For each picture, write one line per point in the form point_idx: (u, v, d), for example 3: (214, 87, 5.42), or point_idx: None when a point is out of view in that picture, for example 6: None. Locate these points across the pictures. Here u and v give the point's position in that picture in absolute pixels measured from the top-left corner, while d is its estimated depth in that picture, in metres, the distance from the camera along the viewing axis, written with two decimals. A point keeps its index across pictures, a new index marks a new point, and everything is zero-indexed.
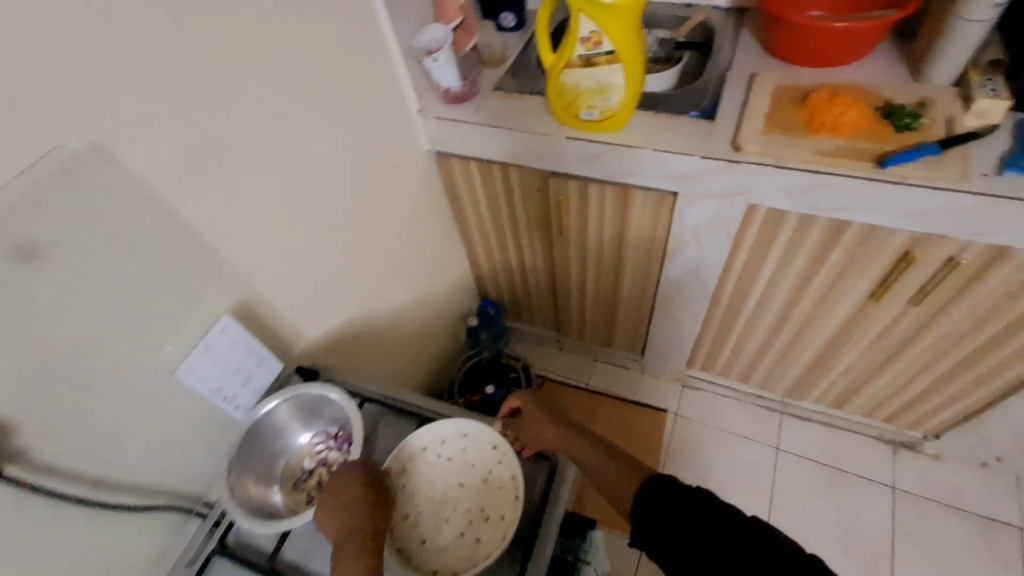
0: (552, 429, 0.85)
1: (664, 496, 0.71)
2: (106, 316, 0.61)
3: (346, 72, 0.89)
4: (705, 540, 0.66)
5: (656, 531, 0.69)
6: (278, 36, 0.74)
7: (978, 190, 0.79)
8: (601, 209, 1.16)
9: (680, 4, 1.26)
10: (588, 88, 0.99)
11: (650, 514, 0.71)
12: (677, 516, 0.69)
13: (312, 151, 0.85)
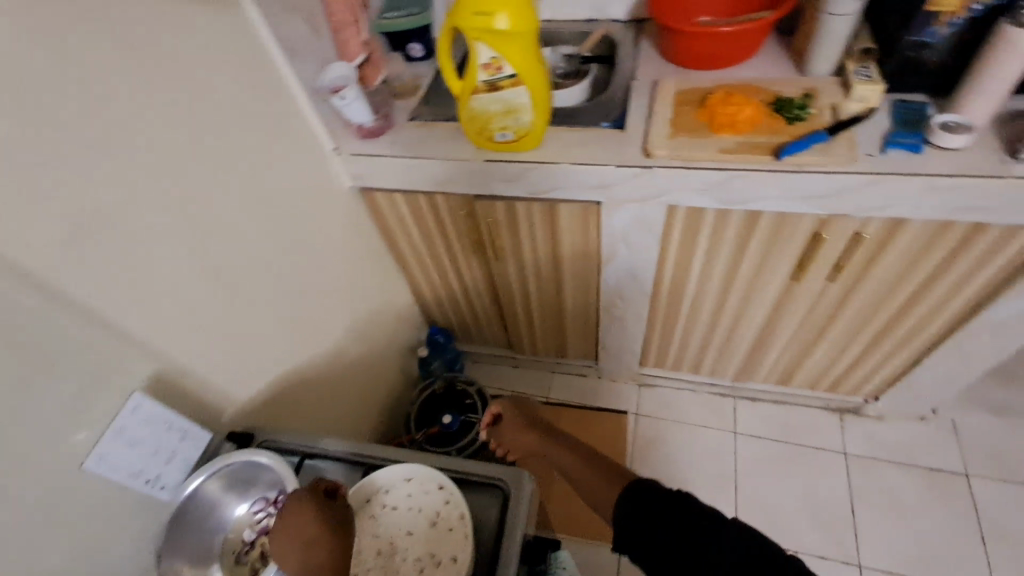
0: (530, 434, 0.92)
1: (646, 504, 0.71)
2: (41, 399, 0.65)
3: (246, 123, 0.97)
4: (687, 545, 0.66)
5: (639, 538, 0.69)
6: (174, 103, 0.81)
7: (864, 170, 0.89)
8: (524, 225, 1.26)
9: (582, 22, 1.40)
10: (496, 111, 1.00)
11: (632, 522, 0.70)
12: (662, 522, 0.68)
13: (228, 203, 0.92)
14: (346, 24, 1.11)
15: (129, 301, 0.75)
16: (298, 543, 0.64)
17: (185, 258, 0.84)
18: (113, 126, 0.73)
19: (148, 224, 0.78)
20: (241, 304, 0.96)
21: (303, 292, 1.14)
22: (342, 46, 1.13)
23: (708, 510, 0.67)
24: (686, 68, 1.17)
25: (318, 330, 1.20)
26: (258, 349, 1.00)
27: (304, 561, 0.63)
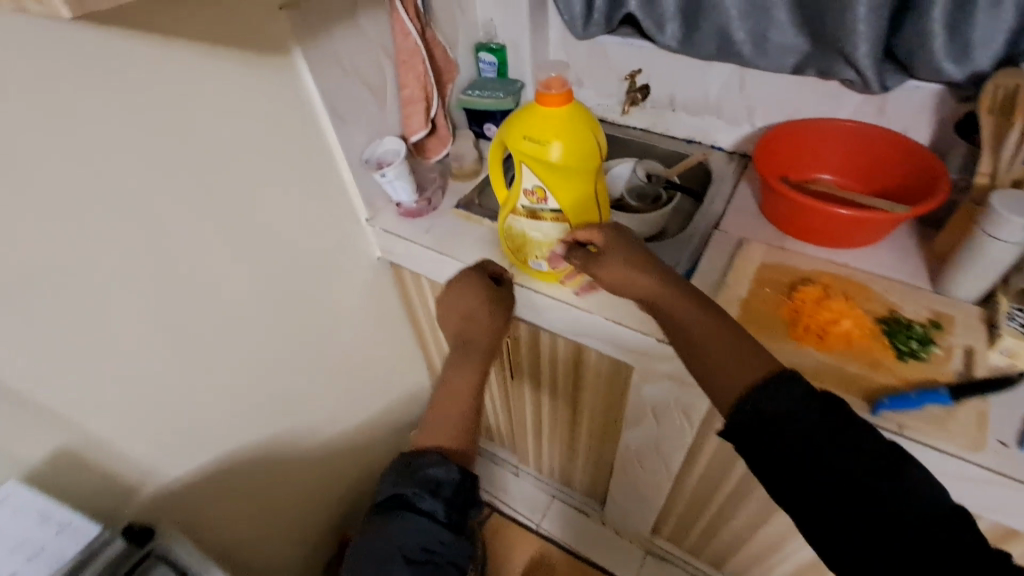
0: (636, 274, 0.74)
1: (803, 441, 0.58)
2: None
3: (268, 190, 0.89)
4: (841, 494, 0.56)
5: (789, 483, 0.59)
6: (175, 173, 0.75)
7: (988, 465, 0.65)
8: (547, 356, 1.09)
9: (681, 140, 1.25)
10: (535, 239, 0.86)
11: (754, 437, 0.61)
12: (810, 455, 0.58)
13: (217, 271, 0.85)
14: (418, 102, 1.04)
15: (46, 363, 0.67)
16: (462, 318, 0.88)
17: (140, 322, 0.76)
18: (91, 185, 0.66)
19: (103, 283, 0.70)
20: (201, 373, 0.87)
21: (287, 365, 1.05)
22: (404, 120, 1.06)
23: (892, 471, 0.55)
24: (782, 234, 0.98)
25: (295, 403, 1.09)
26: (207, 424, 0.91)
27: (465, 330, 0.89)
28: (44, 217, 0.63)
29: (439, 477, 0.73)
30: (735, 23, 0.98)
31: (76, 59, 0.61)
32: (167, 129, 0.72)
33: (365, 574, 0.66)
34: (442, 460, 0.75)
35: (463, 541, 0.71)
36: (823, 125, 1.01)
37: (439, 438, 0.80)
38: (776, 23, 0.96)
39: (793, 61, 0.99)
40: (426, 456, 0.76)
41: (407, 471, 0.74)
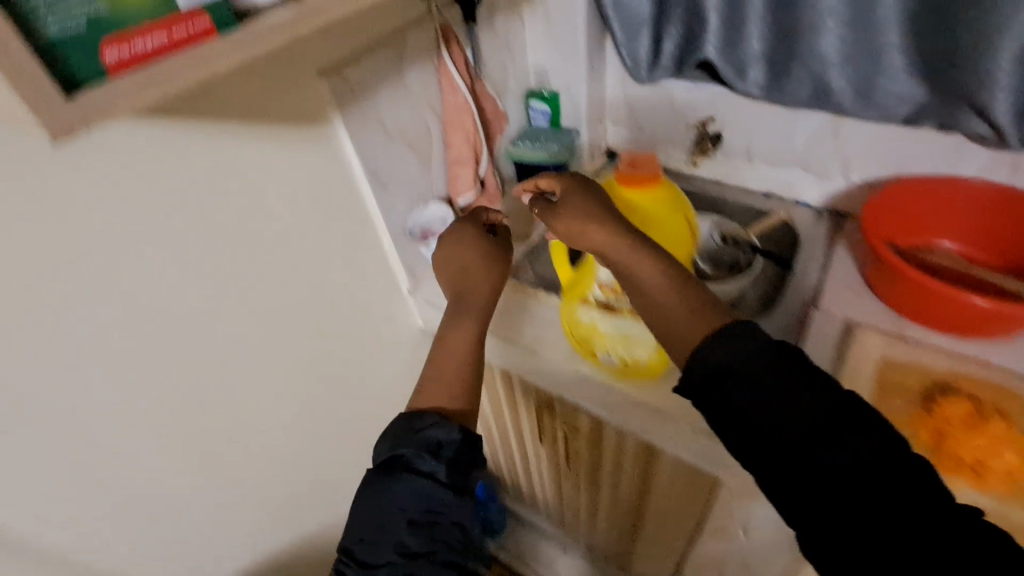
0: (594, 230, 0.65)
1: (787, 420, 0.51)
2: None
3: (301, 275, 0.79)
4: (845, 481, 0.48)
5: (781, 462, 0.51)
6: (193, 272, 0.66)
7: None
8: (611, 449, 0.95)
9: (759, 195, 1.10)
10: (607, 333, 0.73)
11: (742, 393, 0.53)
12: (807, 431, 0.50)
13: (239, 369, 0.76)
14: (466, 163, 0.92)
15: (32, 483, 0.60)
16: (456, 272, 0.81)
17: (140, 430, 0.67)
18: (94, 297, 0.59)
19: (96, 396, 0.62)
20: (216, 474, 0.79)
21: (313, 454, 0.94)
22: (450, 183, 0.94)
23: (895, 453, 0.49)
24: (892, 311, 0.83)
25: (326, 493, 1.00)
26: (223, 530, 0.83)
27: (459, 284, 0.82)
28: (25, 331, 0.55)
29: (442, 437, 0.66)
30: (833, 68, 0.83)
31: (57, 152, 0.52)
32: (177, 219, 0.63)
33: (361, 538, 0.62)
34: (443, 421, 0.68)
35: (468, 500, 0.65)
36: (939, 186, 0.87)
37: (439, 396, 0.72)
38: (886, 68, 0.80)
39: (906, 110, 0.83)
40: (426, 416, 0.68)
41: (406, 430, 0.67)
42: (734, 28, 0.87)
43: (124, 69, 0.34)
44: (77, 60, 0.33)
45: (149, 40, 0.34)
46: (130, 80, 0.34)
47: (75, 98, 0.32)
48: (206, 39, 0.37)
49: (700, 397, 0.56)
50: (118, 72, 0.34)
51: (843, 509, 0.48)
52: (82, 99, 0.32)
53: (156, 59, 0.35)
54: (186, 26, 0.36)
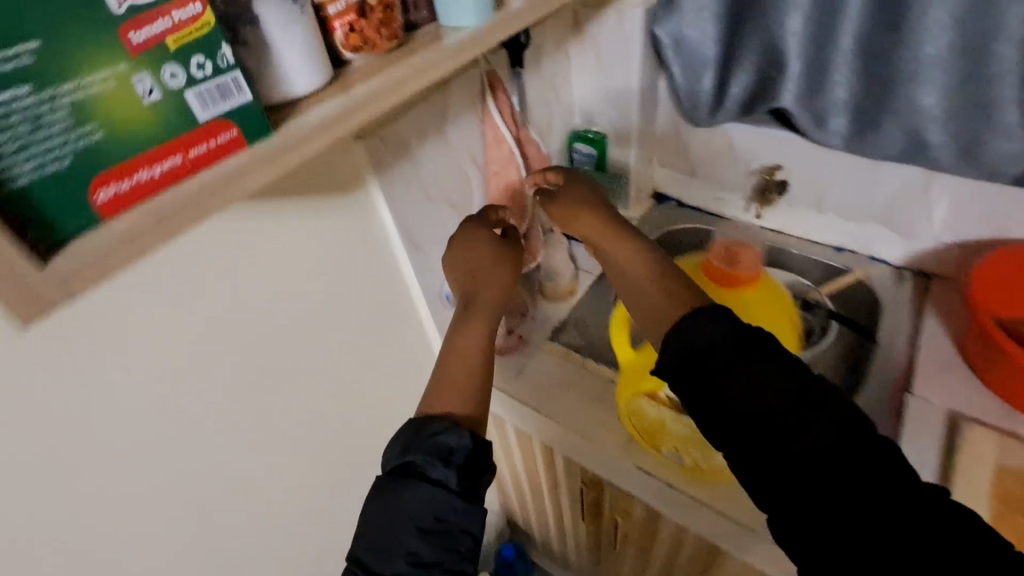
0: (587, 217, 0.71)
1: (765, 410, 0.51)
2: None
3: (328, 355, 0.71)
4: (841, 475, 0.48)
5: (773, 455, 0.51)
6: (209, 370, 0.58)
7: None
8: (666, 541, 0.85)
9: (830, 248, 1.01)
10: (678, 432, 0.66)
11: (728, 371, 0.54)
12: (790, 416, 0.51)
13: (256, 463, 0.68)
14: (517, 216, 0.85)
15: None
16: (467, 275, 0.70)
17: (145, 544, 0.60)
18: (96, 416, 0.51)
19: (96, 519, 0.54)
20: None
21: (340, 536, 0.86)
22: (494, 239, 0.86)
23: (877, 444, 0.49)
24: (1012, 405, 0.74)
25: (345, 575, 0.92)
26: None
27: (469, 288, 0.70)
28: (10, 465, 0.46)
29: (453, 443, 0.56)
30: (932, 122, 0.73)
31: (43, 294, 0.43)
32: (196, 316, 0.54)
33: (363, 553, 0.53)
34: (456, 428, 0.57)
35: (482, 508, 0.56)
36: None
37: (448, 403, 0.61)
38: (996, 125, 0.70)
39: (1017, 171, 0.72)
40: (435, 422, 0.58)
41: (413, 435, 0.57)
42: (817, 75, 0.77)
43: (128, 203, 0.28)
44: (55, 206, 0.26)
45: (158, 168, 0.28)
46: (133, 218, 0.28)
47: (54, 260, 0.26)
48: (235, 149, 0.31)
49: (681, 389, 0.56)
50: (119, 209, 0.28)
51: (827, 505, 0.47)
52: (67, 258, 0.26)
53: (166, 187, 0.29)
54: (209, 139, 0.29)
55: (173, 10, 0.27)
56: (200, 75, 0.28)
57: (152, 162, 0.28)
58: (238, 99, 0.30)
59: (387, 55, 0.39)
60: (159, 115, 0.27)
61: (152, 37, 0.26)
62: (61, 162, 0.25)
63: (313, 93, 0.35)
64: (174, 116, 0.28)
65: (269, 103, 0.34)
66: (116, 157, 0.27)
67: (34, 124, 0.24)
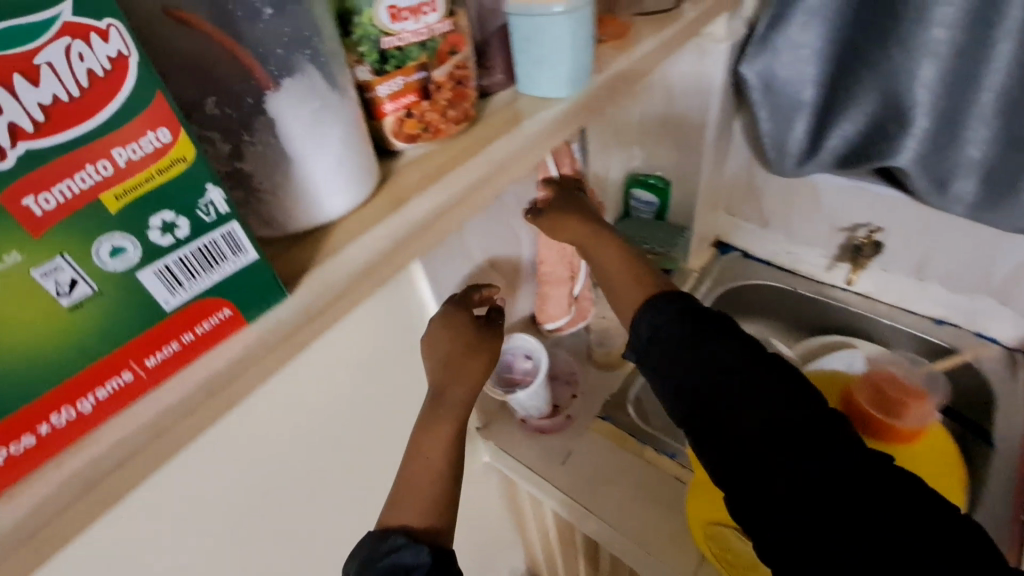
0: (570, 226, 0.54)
1: (753, 400, 0.41)
2: None
3: (354, 487, 0.52)
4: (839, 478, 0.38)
5: (761, 453, 0.40)
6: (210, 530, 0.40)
7: None
8: None
9: (929, 320, 0.87)
10: None
11: (711, 365, 0.43)
12: (780, 409, 0.40)
13: None
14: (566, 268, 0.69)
15: None
16: (433, 366, 0.47)
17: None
18: None
19: None
20: None
21: None
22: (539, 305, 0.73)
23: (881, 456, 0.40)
24: None
25: None
26: None
27: (438, 377, 0.47)
28: None
29: (405, 559, 0.38)
30: None
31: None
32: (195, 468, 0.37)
33: None
34: (412, 543, 0.39)
35: None
36: None
37: (405, 509, 0.41)
38: None
39: None
40: (388, 535, 0.40)
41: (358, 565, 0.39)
42: (946, 131, 0.65)
43: (47, 458, 0.17)
44: None
45: (89, 405, 0.18)
46: (55, 483, 0.17)
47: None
48: (230, 332, 0.20)
49: (657, 373, 0.46)
50: (27, 470, 0.17)
51: (823, 513, 0.37)
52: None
53: (114, 420, 0.18)
54: (189, 331, 0.19)
55: (113, 148, 0.16)
56: (168, 242, 0.18)
57: (87, 392, 0.18)
58: (232, 264, 0.20)
59: (454, 142, 0.28)
60: (91, 323, 0.17)
61: (77, 198, 0.16)
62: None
63: (358, 207, 0.25)
64: (126, 315, 0.18)
65: (291, 231, 0.23)
66: (16, 403, 0.16)
67: None
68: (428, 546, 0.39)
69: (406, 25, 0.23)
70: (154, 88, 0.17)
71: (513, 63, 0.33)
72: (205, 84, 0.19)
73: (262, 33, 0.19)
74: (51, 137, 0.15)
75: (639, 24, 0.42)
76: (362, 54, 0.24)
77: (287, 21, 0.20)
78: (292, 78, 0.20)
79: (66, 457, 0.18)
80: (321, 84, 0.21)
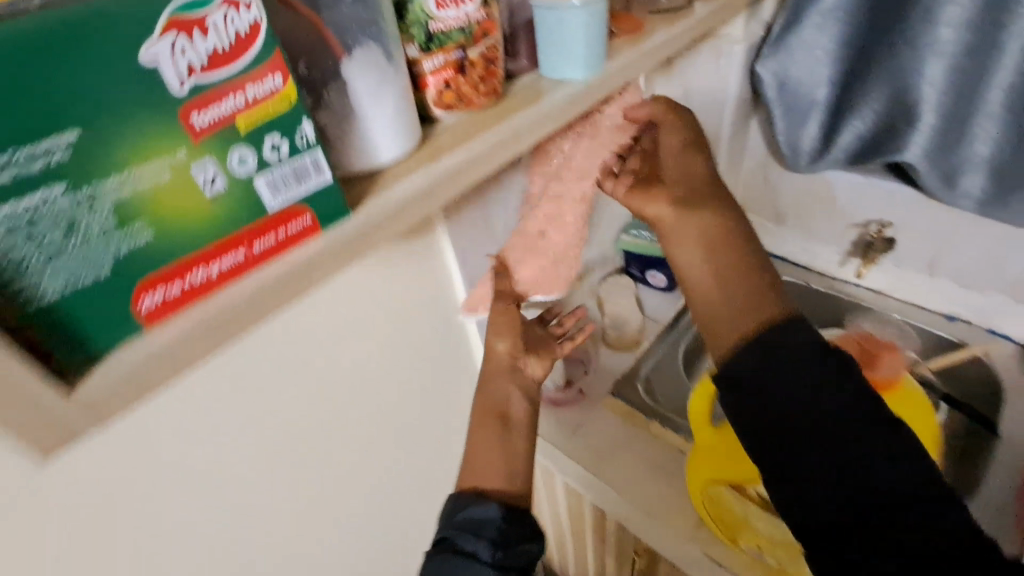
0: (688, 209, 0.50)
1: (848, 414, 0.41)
2: None
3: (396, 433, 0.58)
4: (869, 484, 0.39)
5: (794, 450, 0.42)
6: (272, 447, 0.46)
7: None
8: None
9: (942, 317, 0.87)
10: (766, 536, 0.57)
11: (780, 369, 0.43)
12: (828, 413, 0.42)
13: None
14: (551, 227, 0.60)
15: None
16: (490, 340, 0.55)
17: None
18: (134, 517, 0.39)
19: None
20: None
21: None
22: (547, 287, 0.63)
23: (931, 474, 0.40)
24: None
25: None
26: None
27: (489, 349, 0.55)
28: None
29: (480, 515, 0.43)
30: None
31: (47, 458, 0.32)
32: (259, 389, 0.43)
33: None
34: (484, 500, 0.44)
35: None
36: None
37: (474, 473, 0.47)
38: None
39: None
40: (461, 494, 0.45)
41: (443, 521, 0.44)
42: (954, 130, 0.68)
43: (182, 307, 0.22)
44: (88, 321, 0.20)
45: (216, 270, 0.22)
46: (186, 326, 0.22)
47: (80, 383, 0.20)
48: (307, 239, 0.25)
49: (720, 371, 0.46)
50: (165, 314, 0.21)
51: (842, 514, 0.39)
52: (94, 387, 0.20)
53: (224, 290, 0.23)
54: (283, 227, 0.24)
55: (246, 87, 0.22)
56: (274, 158, 0.23)
57: (214, 259, 0.22)
58: (316, 182, 0.24)
59: (485, 113, 0.34)
60: (224, 209, 0.22)
61: (220, 119, 0.21)
62: (97, 273, 0.19)
63: (406, 155, 0.30)
64: (243, 205, 0.22)
65: (349, 172, 0.29)
66: (172, 257, 0.21)
67: (63, 228, 0.18)
68: (495, 503, 0.44)
69: (448, 12, 0.30)
70: (274, 47, 0.22)
71: (536, 49, 0.39)
72: (299, 53, 0.26)
73: (342, 12, 0.26)
74: (208, 75, 0.21)
75: (652, 20, 0.47)
76: (412, 35, 0.30)
77: (361, 5, 0.26)
78: (361, 48, 0.27)
79: (192, 309, 0.22)
80: (381, 57, 0.27)
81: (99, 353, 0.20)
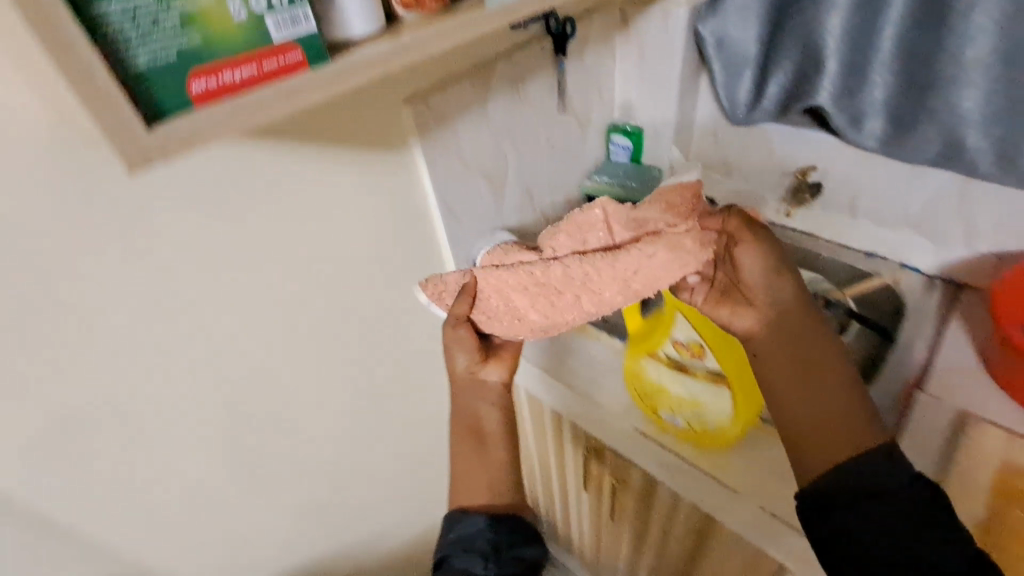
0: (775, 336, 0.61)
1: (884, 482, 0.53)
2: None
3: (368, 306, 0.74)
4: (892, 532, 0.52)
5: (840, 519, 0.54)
6: None
7: None
8: (661, 512, 0.89)
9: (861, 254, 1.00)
10: (676, 395, 0.72)
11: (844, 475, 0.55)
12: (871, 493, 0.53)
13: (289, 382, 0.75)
14: (580, 274, 0.63)
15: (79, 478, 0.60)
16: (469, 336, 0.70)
17: (195, 443, 0.69)
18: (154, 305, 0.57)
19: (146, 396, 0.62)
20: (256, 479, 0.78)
21: (365, 472, 0.95)
22: (547, 315, 0.66)
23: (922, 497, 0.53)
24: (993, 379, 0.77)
25: (358, 513, 0.98)
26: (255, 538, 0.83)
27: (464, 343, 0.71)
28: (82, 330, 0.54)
29: (470, 529, 0.67)
30: (969, 123, 0.74)
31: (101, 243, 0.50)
32: None
33: None
34: (475, 515, 0.68)
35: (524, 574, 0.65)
36: None
37: (468, 492, 0.70)
38: None
39: None
40: (457, 514, 0.69)
41: (446, 535, 0.68)
42: (856, 78, 0.80)
43: (215, 97, 0.33)
44: (159, 88, 0.31)
45: (239, 74, 0.34)
46: (217, 109, 0.33)
47: (154, 128, 0.31)
48: (298, 70, 0.36)
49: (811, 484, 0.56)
50: (206, 99, 0.33)
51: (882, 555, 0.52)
52: (163, 130, 0.31)
53: (244, 91, 0.34)
54: (282, 56, 0.35)
55: None
56: (278, 5, 0.35)
57: (237, 67, 0.34)
58: (305, 28, 0.36)
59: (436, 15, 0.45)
60: (243, 33, 0.34)
61: None
62: (166, 58, 0.31)
63: (372, 33, 0.42)
64: (255, 34, 0.34)
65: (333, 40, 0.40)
66: (211, 59, 0.33)
67: (150, 26, 0.30)
68: (483, 516, 0.68)
69: None
70: None
71: None
72: None
73: None
74: None
75: None
76: None
77: None
78: None
79: (222, 100, 0.33)
80: None
81: (163, 114, 0.32)
